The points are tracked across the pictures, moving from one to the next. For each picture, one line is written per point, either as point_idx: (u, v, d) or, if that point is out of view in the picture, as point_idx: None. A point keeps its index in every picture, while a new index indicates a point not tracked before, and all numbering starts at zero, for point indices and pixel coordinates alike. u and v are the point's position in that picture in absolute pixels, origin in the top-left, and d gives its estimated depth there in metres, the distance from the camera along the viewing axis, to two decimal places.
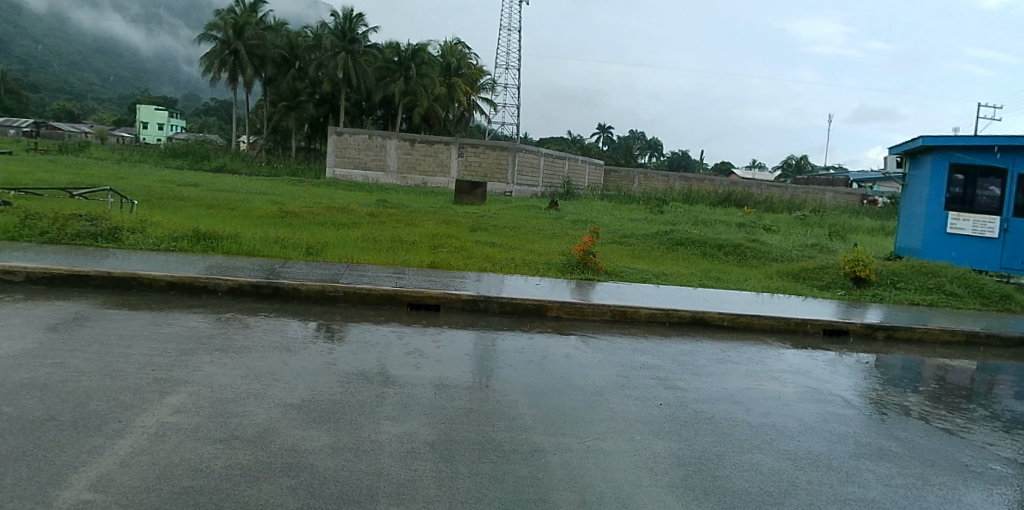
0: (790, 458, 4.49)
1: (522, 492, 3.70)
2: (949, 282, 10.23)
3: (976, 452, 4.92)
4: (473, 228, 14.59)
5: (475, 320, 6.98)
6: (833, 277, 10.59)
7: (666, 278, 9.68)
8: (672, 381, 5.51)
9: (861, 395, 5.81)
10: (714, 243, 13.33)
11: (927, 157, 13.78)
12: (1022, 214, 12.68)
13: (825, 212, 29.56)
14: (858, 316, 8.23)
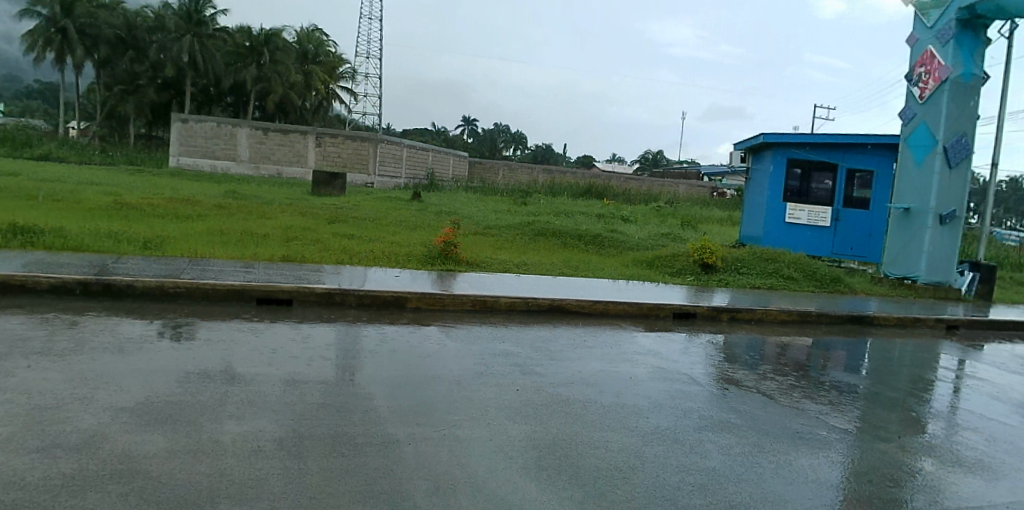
0: (639, 435, 4.73)
1: (376, 484, 3.65)
2: (787, 267, 11.23)
3: (805, 421, 5.42)
4: (332, 220, 14.26)
5: (332, 315, 6.82)
6: (684, 264, 11.25)
7: (526, 267, 9.89)
8: (530, 367, 5.64)
9: (704, 371, 6.23)
10: (575, 234, 13.84)
11: (768, 152, 15.09)
12: (849, 204, 14.30)
13: (678, 203, 31.37)
14: (706, 299, 8.82)
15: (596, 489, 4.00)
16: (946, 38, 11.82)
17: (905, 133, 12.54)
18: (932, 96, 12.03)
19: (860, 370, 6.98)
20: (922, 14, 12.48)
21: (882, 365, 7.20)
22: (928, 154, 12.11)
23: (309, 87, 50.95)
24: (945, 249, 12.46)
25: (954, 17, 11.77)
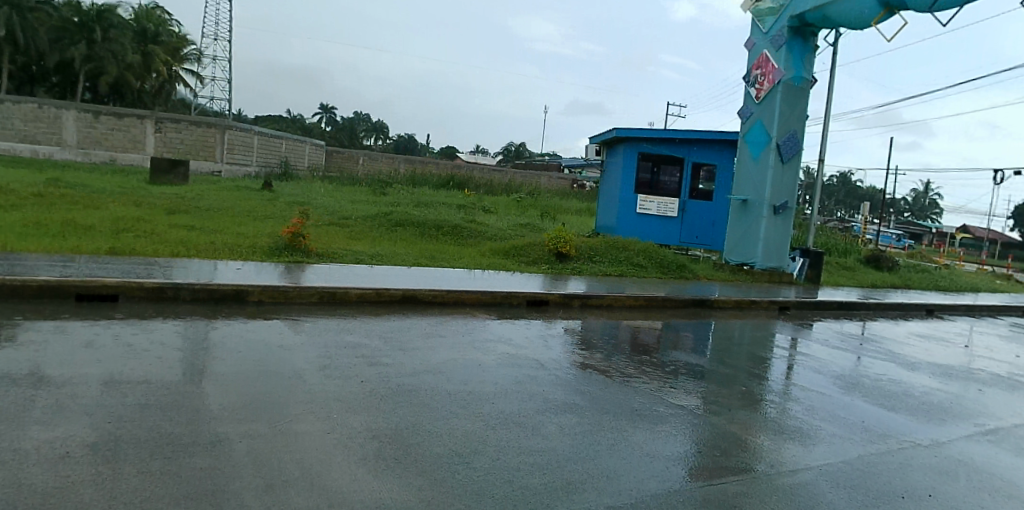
0: (484, 425, 4.88)
1: (200, 484, 3.53)
2: (639, 256, 11.92)
3: (645, 400, 5.88)
4: (173, 211, 13.61)
5: (168, 310, 6.52)
6: (540, 253, 11.61)
7: (380, 258, 9.88)
8: (376, 357, 5.68)
9: (553, 355, 6.53)
10: (432, 224, 14.00)
11: (620, 146, 16.05)
12: (694, 196, 15.56)
13: (536, 194, 32.27)
14: (561, 287, 9.15)
15: (435, 477, 4.09)
16: (779, 44, 12.93)
17: (744, 130, 13.67)
18: (766, 97, 13.27)
19: (701, 349, 7.56)
20: (759, 20, 13.52)
21: (722, 343, 7.85)
22: (764, 149, 13.28)
23: (148, 68, 46.31)
24: (779, 236, 13.80)
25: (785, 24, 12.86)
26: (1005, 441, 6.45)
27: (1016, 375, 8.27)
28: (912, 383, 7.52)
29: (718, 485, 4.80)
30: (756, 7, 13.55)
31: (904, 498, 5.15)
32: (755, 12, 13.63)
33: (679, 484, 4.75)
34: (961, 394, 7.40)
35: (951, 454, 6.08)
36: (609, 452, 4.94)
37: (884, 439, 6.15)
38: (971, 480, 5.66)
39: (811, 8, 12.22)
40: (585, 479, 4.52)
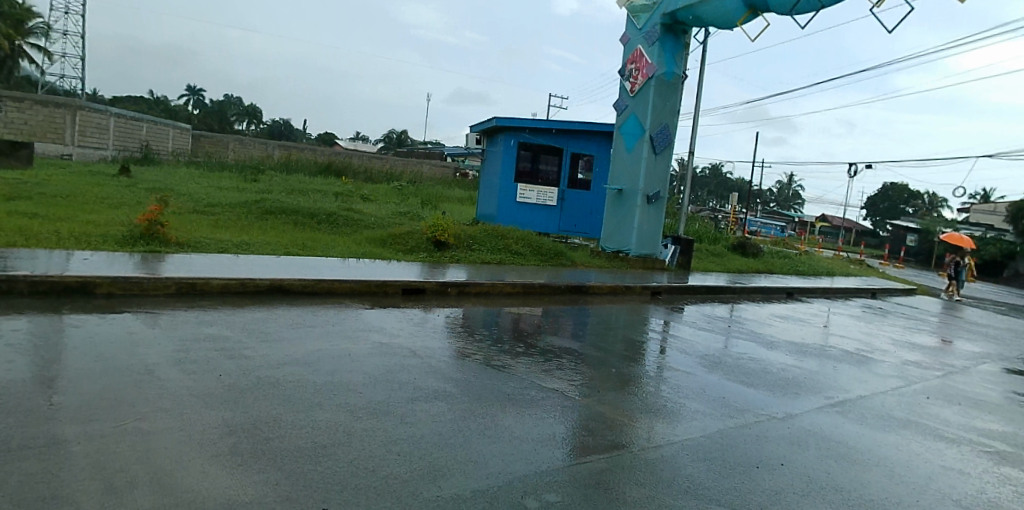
0: (349, 422, 4.91)
1: (30, 490, 3.32)
2: (518, 244, 12.38)
3: (517, 382, 6.23)
4: (7, 198, 12.47)
5: (5, 304, 6.05)
6: (418, 242, 11.66)
7: (245, 247, 9.61)
8: (237, 350, 5.62)
9: (425, 346, 6.68)
10: (307, 212, 13.91)
11: (501, 135, 17.26)
12: (571, 186, 17.13)
13: (417, 182, 32.49)
14: (439, 275, 9.31)
15: (294, 471, 4.07)
16: (653, 39, 13.81)
17: (620, 121, 14.65)
18: (640, 90, 14.20)
19: (574, 332, 7.90)
20: (634, 16, 14.40)
21: (596, 326, 8.23)
22: (638, 141, 14.30)
23: None
24: (652, 225, 14.87)
25: (658, 21, 13.83)
26: (848, 410, 7.14)
27: (855, 351, 9.23)
28: (772, 360, 8.12)
29: (586, 471, 5.07)
30: (631, 4, 14.46)
31: (759, 468, 5.70)
32: (631, 8, 14.51)
33: (546, 468, 4.98)
34: (813, 368, 8.11)
35: (803, 424, 6.64)
36: (478, 442, 5.12)
37: (743, 413, 6.64)
38: (818, 448, 6.24)
39: (682, 7, 13.15)
40: (452, 467, 4.64)
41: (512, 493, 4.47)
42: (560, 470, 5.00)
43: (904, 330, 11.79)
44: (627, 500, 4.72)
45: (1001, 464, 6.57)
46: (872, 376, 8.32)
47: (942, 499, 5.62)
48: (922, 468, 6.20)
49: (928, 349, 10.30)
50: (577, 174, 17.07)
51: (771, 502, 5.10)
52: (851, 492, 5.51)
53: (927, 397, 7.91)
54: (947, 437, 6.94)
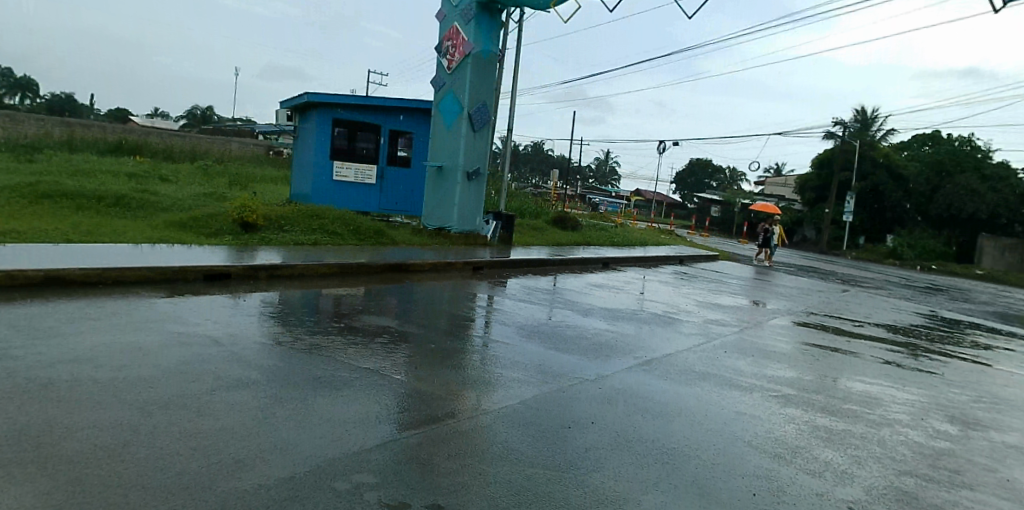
0: (140, 421, 4.68)
1: None
2: (334, 223, 13.48)
3: (329, 364, 6.43)
4: None
5: None
6: (224, 224, 12.16)
7: (17, 235, 8.77)
8: (4, 352, 5.32)
9: (228, 336, 6.52)
10: (93, 195, 13.27)
11: (315, 112, 19.51)
12: (388, 164, 19.90)
13: (225, 162, 32.27)
14: (247, 258, 9.39)
15: (70, 475, 3.83)
16: (469, 18, 15.89)
17: (438, 99, 16.58)
18: (458, 66, 16.19)
19: (393, 314, 8.12)
20: None
21: (416, 306, 8.50)
22: (456, 118, 16.38)
23: None
24: (472, 200, 17.13)
25: (472, 2, 15.91)
26: (655, 366, 7.80)
27: (662, 314, 10.15)
28: (587, 326, 8.74)
29: (402, 446, 5.16)
30: None
31: (571, 428, 6.07)
32: None
33: (359, 447, 5.00)
34: (623, 330, 8.83)
35: (613, 384, 7.14)
36: (287, 428, 5.06)
37: (557, 377, 7.07)
38: (627, 404, 6.76)
39: None
40: (258, 455, 4.55)
41: (321, 475, 4.45)
42: (377, 447, 5.07)
43: (707, 292, 13.14)
44: (441, 471, 4.85)
45: (786, 405, 7.47)
46: (677, 335, 9.17)
47: (734, 442, 6.30)
48: (718, 415, 6.89)
49: (727, 308, 11.57)
50: (397, 152, 19.89)
51: (581, 458, 5.48)
52: (654, 441, 6.03)
53: (724, 350, 8.83)
54: (741, 386, 7.77)
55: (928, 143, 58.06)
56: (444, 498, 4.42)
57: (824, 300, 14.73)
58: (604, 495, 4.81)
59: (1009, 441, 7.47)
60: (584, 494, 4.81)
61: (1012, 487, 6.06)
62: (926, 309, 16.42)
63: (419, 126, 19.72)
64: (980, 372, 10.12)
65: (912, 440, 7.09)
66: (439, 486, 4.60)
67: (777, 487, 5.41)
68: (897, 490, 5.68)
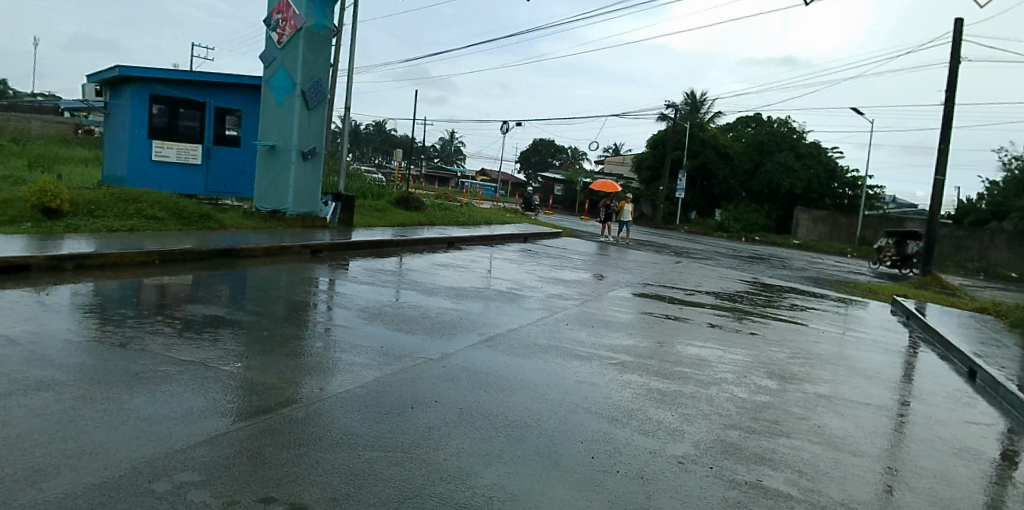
0: None
1: None
2: (153, 208, 12.81)
3: (149, 359, 6.06)
4: None
5: None
6: (20, 211, 11.05)
7: None
8: None
9: (28, 335, 5.99)
10: None
11: (129, 87, 19.01)
12: (215, 143, 19.72)
13: (22, 141, 29.12)
14: (54, 248, 8.64)
15: None
16: None
17: (269, 74, 16.78)
18: (288, 41, 16.47)
19: (225, 305, 7.88)
20: None
21: (250, 297, 8.31)
22: (289, 95, 16.71)
23: None
24: (309, 179, 17.68)
25: None
26: (498, 342, 8.07)
27: (505, 293, 10.54)
28: (429, 308, 8.90)
29: (230, 440, 4.94)
30: None
31: (413, 409, 6.09)
32: None
33: (184, 444, 4.73)
34: (467, 310, 9.07)
35: (456, 362, 7.26)
36: (98, 431, 4.69)
37: (400, 358, 7.12)
38: (470, 381, 6.89)
39: None
40: (61, 462, 4.19)
41: (137, 478, 4.15)
42: (202, 442, 4.83)
43: (551, 270, 13.75)
44: (274, 462, 4.70)
45: (623, 371, 7.93)
46: (521, 311, 9.54)
47: (575, 410, 6.60)
48: (559, 385, 7.18)
49: (570, 283, 12.18)
50: (226, 130, 19.74)
51: (423, 438, 5.49)
52: (496, 415, 6.19)
53: (566, 323, 9.29)
54: (582, 355, 8.17)
55: (752, 124, 61.94)
56: (277, 489, 4.28)
57: (658, 271, 15.92)
58: (446, 471, 4.87)
59: (819, 391, 8.41)
60: (426, 472, 4.85)
61: (821, 432, 6.84)
62: (751, 276, 18.14)
63: (249, 104, 19.68)
64: (794, 331, 11.32)
65: (737, 396, 7.79)
66: (272, 477, 4.46)
67: (614, 449, 5.74)
68: (723, 442, 6.23)
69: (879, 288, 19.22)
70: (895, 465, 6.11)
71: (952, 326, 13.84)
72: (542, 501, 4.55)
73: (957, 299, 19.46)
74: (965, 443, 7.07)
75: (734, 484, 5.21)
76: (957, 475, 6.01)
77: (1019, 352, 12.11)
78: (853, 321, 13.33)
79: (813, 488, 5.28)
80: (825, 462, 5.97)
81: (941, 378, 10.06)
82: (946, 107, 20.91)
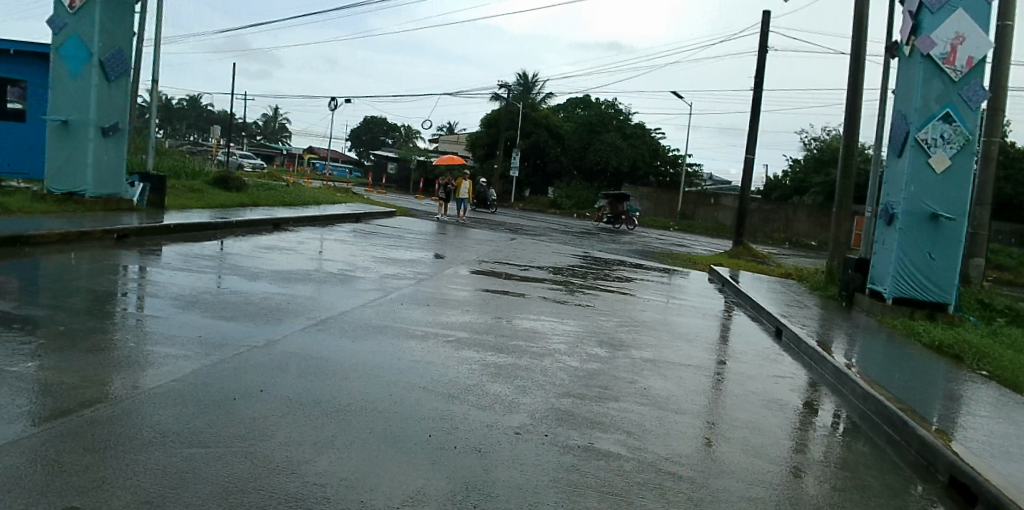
0: None
1: None
2: None
3: None
4: None
5: None
6: None
7: None
8: None
9: None
10: None
11: None
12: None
13: None
14: None
15: None
16: None
17: (57, 42, 15.03)
18: (81, 8, 14.97)
19: (14, 300, 7.07)
20: None
21: (45, 290, 7.54)
22: (83, 65, 15.16)
23: None
24: (112, 157, 16.19)
25: None
26: (329, 326, 7.99)
27: (337, 277, 10.47)
28: (254, 297, 8.60)
29: (20, 448, 4.34)
30: None
31: (236, 399, 5.71)
32: None
33: None
34: (297, 297, 8.90)
35: (283, 348, 7.07)
36: None
37: (220, 349, 6.79)
38: (298, 367, 6.68)
39: None
40: None
41: None
42: None
43: (384, 251, 13.75)
44: (72, 470, 4.10)
45: (461, 348, 8.11)
46: (353, 295, 9.53)
47: (411, 389, 6.58)
48: (395, 365, 7.18)
49: (402, 264, 12.33)
50: (6, 103, 17.80)
51: (250, 429, 5.09)
52: (328, 400, 5.96)
53: (401, 304, 9.39)
54: (417, 334, 8.26)
55: (581, 107, 66.82)
56: (79, 498, 3.68)
57: (491, 248, 16.45)
58: (276, 462, 4.45)
59: (644, 356, 9.12)
60: (252, 464, 4.39)
61: (645, 394, 7.42)
62: (583, 250, 19.18)
63: (34, 74, 17.77)
64: (621, 301, 12.18)
65: (570, 365, 8.23)
66: (73, 485, 3.87)
67: (452, 426, 5.73)
68: (557, 410, 6.55)
69: (696, 258, 21.12)
70: (714, 420, 6.76)
71: (759, 290, 15.54)
72: (381, 481, 4.31)
73: (763, 266, 21.85)
74: (767, 395, 8.01)
75: (568, 448, 5.47)
76: (765, 424, 6.78)
77: (813, 311, 13.89)
78: (675, 289, 14.56)
79: (640, 446, 5.69)
80: (650, 421, 6.48)
81: (746, 338, 11.33)
82: (755, 91, 23.23)
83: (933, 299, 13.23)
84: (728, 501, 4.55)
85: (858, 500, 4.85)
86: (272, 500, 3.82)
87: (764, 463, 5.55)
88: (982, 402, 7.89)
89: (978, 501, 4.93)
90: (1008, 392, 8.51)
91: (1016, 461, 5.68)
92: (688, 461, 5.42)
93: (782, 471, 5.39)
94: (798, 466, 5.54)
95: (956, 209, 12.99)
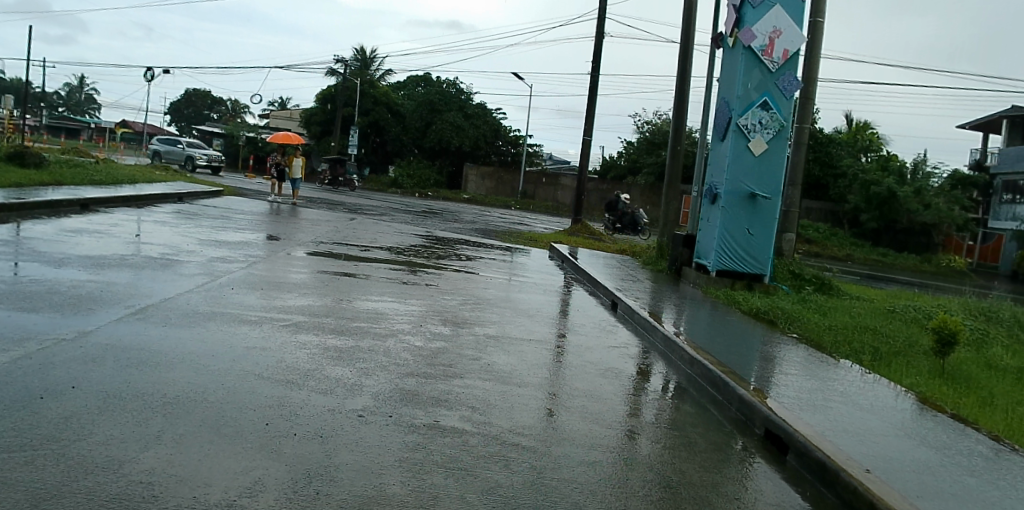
0: None
1: None
2: None
3: None
4: None
5: None
6: None
7: None
8: None
9: None
10: None
11: None
12: None
13: None
14: None
15: None
16: None
17: None
18: None
19: None
20: None
21: None
22: None
23: None
24: None
25: None
26: (149, 314, 7.48)
27: (157, 261, 9.76)
28: (62, 287, 7.80)
29: None
30: None
31: (41, 398, 5.21)
32: None
33: None
34: (114, 285, 8.22)
35: (96, 341, 6.53)
36: None
37: (22, 344, 6.14)
38: (117, 360, 6.21)
39: None
40: None
41: None
42: None
43: (211, 233, 12.96)
44: None
45: (300, 332, 7.95)
46: (179, 281, 8.95)
47: (245, 377, 6.37)
48: (229, 354, 6.89)
49: (234, 247, 11.73)
50: None
51: (62, 429, 4.69)
52: (152, 394, 5.61)
53: (233, 289, 9.00)
54: (249, 320, 7.98)
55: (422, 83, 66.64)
56: None
57: (330, 229, 16.11)
58: (94, 462, 4.18)
59: (486, 332, 9.48)
60: (65, 467, 4.07)
61: (486, 369, 7.75)
62: (425, 230, 19.32)
63: None
64: (464, 279, 12.50)
65: (413, 345, 8.37)
66: None
67: (291, 413, 5.66)
68: (402, 390, 6.67)
69: (537, 236, 22.06)
70: (554, 390, 7.25)
71: (595, 266, 16.62)
72: (219, 474, 4.20)
73: (600, 243, 23.21)
74: (598, 363, 8.69)
75: (413, 427, 5.62)
76: (601, 391, 7.39)
77: (644, 284, 15.13)
78: (516, 267, 15.18)
79: (485, 421, 5.99)
80: (494, 396, 6.82)
81: (579, 310, 12.13)
82: (592, 77, 24.48)
83: (748, 270, 14.94)
84: (568, 466, 4.96)
85: (680, 455, 5.49)
86: (91, 502, 3.59)
87: (598, 428, 6.08)
88: (792, 361, 9.16)
89: (788, 450, 5.75)
90: (814, 351, 9.95)
91: (812, 411, 6.66)
92: (530, 431, 5.81)
93: (612, 433, 5.93)
94: (625, 428, 6.11)
95: (768, 190, 14.70)
